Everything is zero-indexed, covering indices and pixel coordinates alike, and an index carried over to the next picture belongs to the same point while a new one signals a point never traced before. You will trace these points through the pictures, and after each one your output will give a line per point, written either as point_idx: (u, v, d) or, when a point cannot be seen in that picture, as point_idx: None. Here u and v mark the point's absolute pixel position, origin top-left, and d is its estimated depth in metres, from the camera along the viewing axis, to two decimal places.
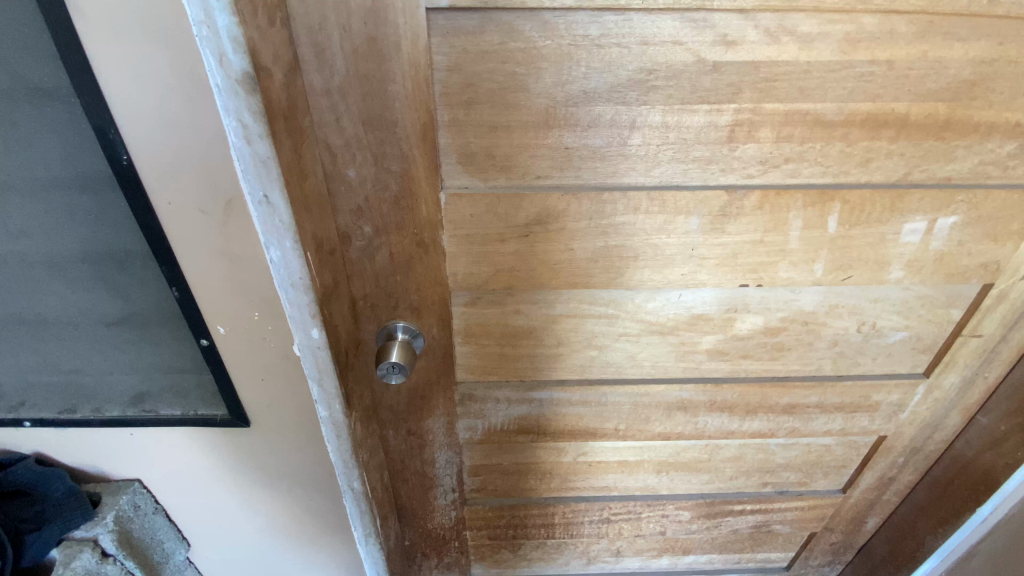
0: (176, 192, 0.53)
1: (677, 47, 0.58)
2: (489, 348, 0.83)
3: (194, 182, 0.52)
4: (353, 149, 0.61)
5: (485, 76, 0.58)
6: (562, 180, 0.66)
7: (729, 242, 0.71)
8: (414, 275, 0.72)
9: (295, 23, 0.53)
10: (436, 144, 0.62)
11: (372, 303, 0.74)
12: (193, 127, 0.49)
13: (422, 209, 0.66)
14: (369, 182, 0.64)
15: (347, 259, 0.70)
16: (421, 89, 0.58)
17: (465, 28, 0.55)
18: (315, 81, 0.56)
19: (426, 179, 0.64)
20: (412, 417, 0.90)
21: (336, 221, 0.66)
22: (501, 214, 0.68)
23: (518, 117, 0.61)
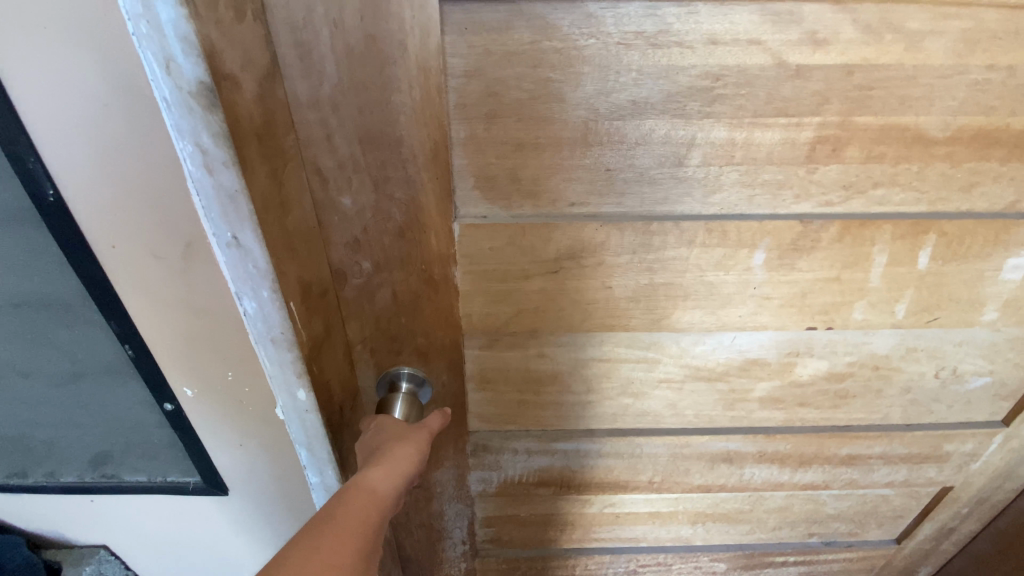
0: (123, 234, 0.42)
1: (754, 46, 0.46)
2: (507, 395, 0.71)
3: (146, 222, 0.42)
4: (348, 172, 0.50)
5: (512, 83, 0.47)
6: (600, 208, 0.55)
7: (798, 280, 0.59)
8: (422, 316, 0.61)
9: (272, 17, 0.42)
10: (450, 165, 0.50)
11: (372, 348, 0.63)
12: (144, 156, 0.40)
13: (432, 242, 0.55)
14: (368, 211, 0.52)
15: (342, 298, 0.59)
16: (432, 101, 0.46)
17: (488, 23, 0.44)
18: (301, 90, 0.45)
19: (438, 207, 0.52)
20: (419, 468, 0.79)
21: (329, 256, 0.55)
22: (526, 248, 0.56)
23: (550, 133, 0.50)
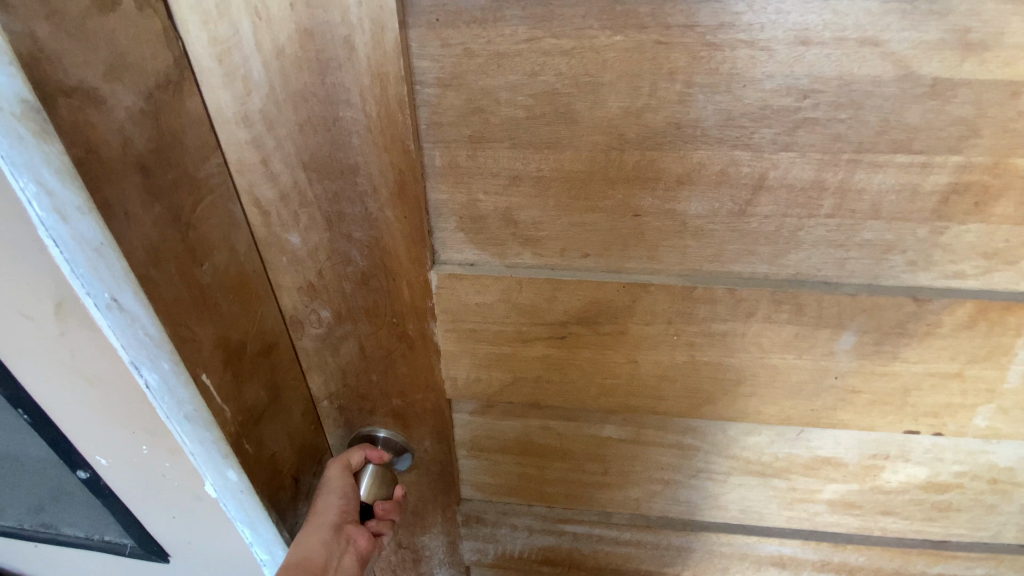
0: (12, 289, 0.38)
1: (867, 49, 0.30)
2: (506, 467, 0.59)
3: (29, 278, 0.37)
4: (293, 206, 0.39)
5: (503, 96, 0.34)
6: (625, 263, 0.41)
7: (899, 373, 0.43)
8: (397, 376, 0.49)
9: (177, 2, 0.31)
10: (422, 201, 0.38)
11: (340, 407, 0.52)
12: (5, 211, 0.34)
13: (403, 292, 0.43)
14: (321, 252, 0.41)
15: (300, 350, 0.48)
16: (391, 117, 0.34)
17: (468, 12, 0.31)
18: (223, 100, 0.34)
19: (409, 251, 0.40)
20: (403, 531, 0.68)
21: (279, 303, 0.44)
22: (524, 306, 0.43)
23: (557, 163, 0.36)
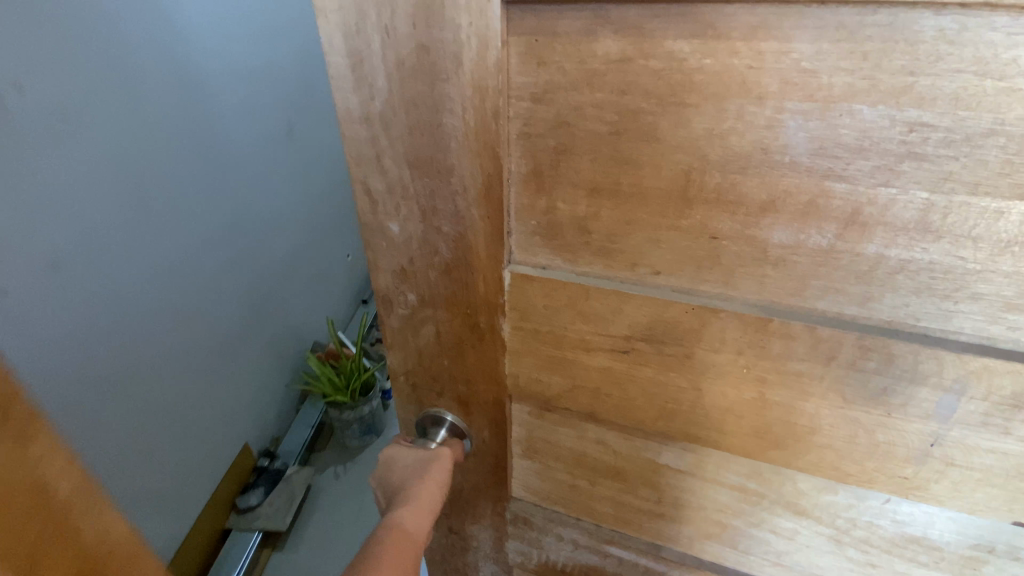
0: None
1: (989, 84, 0.28)
2: (558, 474, 0.59)
3: None
4: (396, 197, 0.44)
5: (589, 112, 0.36)
6: (697, 286, 0.40)
7: (1011, 451, 0.37)
8: (465, 364, 0.52)
9: (327, 20, 0.37)
10: (505, 204, 0.41)
11: (414, 384, 0.57)
12: None
13: (480, 286, 0.46)
14: (414, 241, 0.46)
15: (387, 326, 0.53)
16: (486, 125, 0.38)
17: (565, 34, 0.34)
18: (351, 103, 0.40)
19: (488, 248, 0.44)
20: (455, 516, 0.71)
21: (375, 281, 0.50)
22: (591, 315, 0.44)
23: (637, 179, 0.37)
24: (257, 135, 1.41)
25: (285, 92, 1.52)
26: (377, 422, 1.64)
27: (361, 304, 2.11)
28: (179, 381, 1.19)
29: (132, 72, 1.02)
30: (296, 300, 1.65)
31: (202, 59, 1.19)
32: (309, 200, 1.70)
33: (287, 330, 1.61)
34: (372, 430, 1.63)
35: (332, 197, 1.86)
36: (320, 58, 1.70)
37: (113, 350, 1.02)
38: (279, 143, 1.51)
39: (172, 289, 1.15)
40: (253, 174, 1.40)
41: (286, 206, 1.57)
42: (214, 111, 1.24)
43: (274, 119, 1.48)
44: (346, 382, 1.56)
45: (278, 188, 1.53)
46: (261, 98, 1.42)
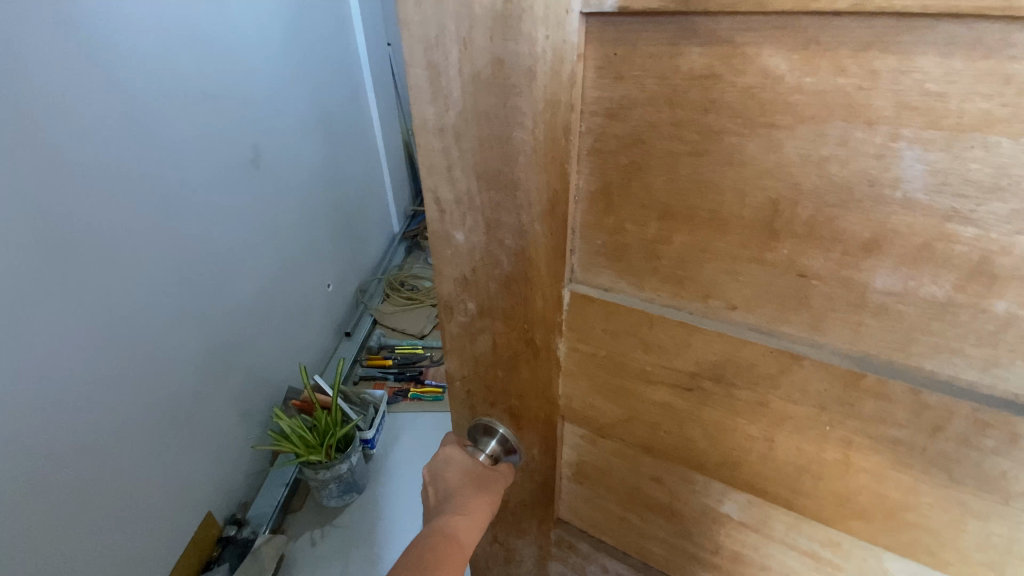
0: None
1: None
2: (607, 503, 0.57)
3: None
4: (463, 207, 0.44)
5: (666, 131, 0.33)
6: (776, 326, 0.36)
7: None
8: (519, 379, 0.51)
9: (408, 32, 0.38)
10: (570, 221, 0.40)
11: (468, 391, 0.57)
12: None
13: (538, 302, 0.45)
14: (478, 250, 0.46)
15: (447, 332, 0.54)
16: (556, 139, 0.36)
17: (647, 47, 0.32)
18: (426, 113, 0.41)
19: (550, 264, 0.42)
20: (501, 527, 0.70)
21: (438, 287, 0.51)
22: (652, 345, 0.41)
23: (714, 204, 0.34)
24: (214, 167, 1.18)
25: (257, 116, 1.33)
26: (359, 479, 1.37)
27: (343, 337, 1.85)
28: (144, 468, 1.00)
29: (48, 112, 0.81)
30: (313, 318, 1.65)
31: (137, 80, 0.96)
32: (287, 238, 1.49)
33: (263, 381, 1.39)
34: (352, 490, 1.35)
35: (324, 234, 1.70)
36: (294, 54, 1.48)
37: (63, 445, 0.84)
38: (242, 172, 1.27)
39: (113, 361, 0.92)
40: (219, 207, 1.20)
41: (267, 245, 1.39)
42: (161, 137, 1.02)
43: (240, 146, 1.26)
44: (321, 440, 1.27)
45: (242, 221, 1.28)
46: (218, 126, 1.19)
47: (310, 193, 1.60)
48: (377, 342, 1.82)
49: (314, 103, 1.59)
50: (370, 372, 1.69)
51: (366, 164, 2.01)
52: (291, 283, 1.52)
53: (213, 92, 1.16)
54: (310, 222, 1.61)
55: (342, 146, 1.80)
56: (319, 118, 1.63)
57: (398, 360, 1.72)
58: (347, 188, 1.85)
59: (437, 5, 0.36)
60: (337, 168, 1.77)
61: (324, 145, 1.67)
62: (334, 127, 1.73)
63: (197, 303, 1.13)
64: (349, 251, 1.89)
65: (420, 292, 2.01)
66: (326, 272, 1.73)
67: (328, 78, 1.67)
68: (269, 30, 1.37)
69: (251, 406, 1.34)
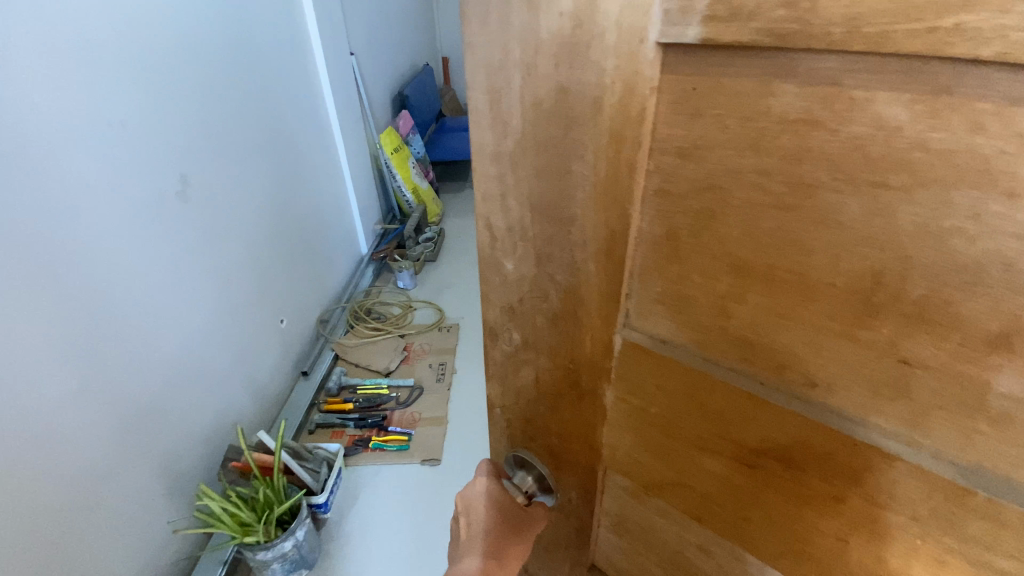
0: None
1: None
2: (646, 562, 0.52)
3: None
4: (515, 237, 0.41)
5: (748, 178, 0.29)
6: (862, 416, 0.30)
7: None
8: (560, 418, 0.48)
9: (472, 56, 0.36)
10: (628, 264, 0.36)
11: (508, 421, 0.54)
12: None
13: (586, 345, 0.41)
14: (527, 282, 0.43)
15: (489, 359, 0.52)
16: (619, 177, 0.33)
17: (732, 85, 0.27)
18: (484, 139, 0.39)
19: (601, 308, 0.39)
20: (533, 560, 0.67)
21: (485, 313, 0.49)
22: (709, 411, 0.36)
23: (801, 266, 0.29)
24: (131, 218, 1.06)
25: (184, 142, 1.20)
26: (307, 554, 1.28)
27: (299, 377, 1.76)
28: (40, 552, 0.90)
29: None
30: (266, 347, 1.59)
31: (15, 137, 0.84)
32: (226, 283, 1.37)
33: (189, 447, 1.25)
34: (300, 567, 1.27)
35: (270, 275, 1.59)
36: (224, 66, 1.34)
37: None
38: (161, 210, 1.14)
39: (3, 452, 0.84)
40: (145, 253, 1.10)
41: (200, 291, 1.26)
42: (60, 189, 0.91)
43: (161, 181, 1.14)
44: (261, 514, 1.18)
45: (171, 268, 1.17)
46: (136, 164, 1.07)
47: (249, 230, 1.47)
48: (336, 385, 1.74)
49: (258, 133, 1.49)
50: (327, 417, 1.63)
51: (322, 195, 1.91)
52: (231, 330, 1.39)
53: (126, 123, 1.04)
54: (252, 262, 1.49)
55: (293, 176, 1.70)
56: (261, 149, 1.50)
57: (359, 404, 1.67)
58: (297, 221, 1.74)
59: (503, 28, 0.34)
60: (286, 202, 1.66)
61: (268, 176, 1.55)
62: (281, 159, 1.62)
63: (103, 370, 1.00)
64: (295, 290, 1.75)
65: (384, 324, 1.99)
66: (270, 315, 1.60)
67: (262, 77, 1.51)
68: (193, 54, 1.23)
69: (170, 479, 1.19)
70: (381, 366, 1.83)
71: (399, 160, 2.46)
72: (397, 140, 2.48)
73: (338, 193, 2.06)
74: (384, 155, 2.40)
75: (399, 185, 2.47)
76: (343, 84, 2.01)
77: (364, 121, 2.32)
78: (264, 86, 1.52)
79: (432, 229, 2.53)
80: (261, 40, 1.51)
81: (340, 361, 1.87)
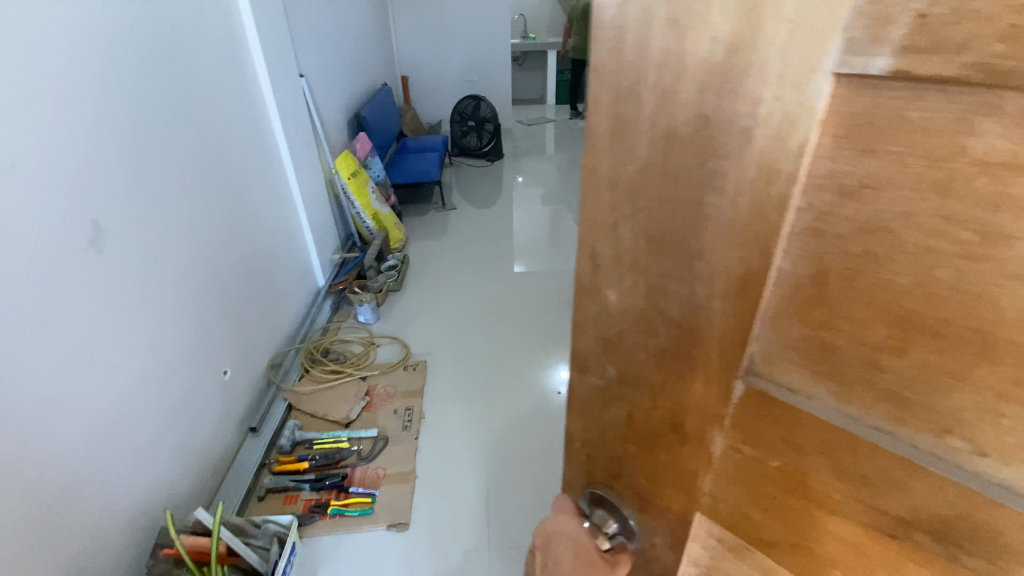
0: None
1: None
2: None
3: None
4: (624, 268, 0.39)
5: (927, 225, 0.26)
6: None
7: None
8: (652, 458, 0.45)
9: (597, 79, 0.34)
10: (762, 306, 0.33)
11: (589, 454, 0.52)
12: None
13: (696, 387, 0.39)
14: (632, 316, 0.40)
15: (576, 390, 0.49)
16: (764, 213, 0.31)
17: (918, 120, 0.25)
18: (601, 165, 0.37)
19: (720, 351, 0.36)
20: None
21: (577, 344, 0.47)
22: (845, 471, 0.33)
23: (984, 324, 0.26)
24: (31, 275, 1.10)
25: (106, 188, 1.29)
26: None
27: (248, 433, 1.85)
28: None
29: None
30: (207, 387, 1.65)
31: None
32: (136, 328, 1.37)
33: (71, 503, 1.17)
34: None
35: (201, 320, 1.63)
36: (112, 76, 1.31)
37: None
38: (78, 258, 1.21)
39: None
40: (58, 305, 1.15)
41: (92, 340, 1.23)
42: None
43: (70, 229, 1.19)
44: None
45: (80, 325, 1.20)
46: (43, 216, 1.13)
47: (171, 276, 1.50)
48: (287, 442, 1.85)
49: (194, 177, 1.62)
50: (280, 481, 1.72)
51: (265, 234, 2.04)
52: (133, 384, 1.35)
53: (26, 175, 1.09)
54: (167, 313, 1.48)
55: (230, 220, 1.80)
56: (192, 194, 1.60)
57: (315, 463, 1.78)
58: (235, 267, 1.83)
59: (641, 51, 0.31)
60: (217, 247, 1.73)
61: (205, 220, 1.67)
62: (218, 205, 1.74)
63: None
64: (227, 339, 1.77)
65: (344, 366, 2.16)
66: (189, 370, 1.58)
67: (167, 87, 1.51)
68: (137, 105, 1.39)
69: (39, 542, 1.09)
70: (339, 417, 1.97)
71: (356, 185, 2.68)
72: (354, 167, 2.68)
73: (280, 230, 2.15)
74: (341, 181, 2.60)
75: (359, 212, 2.72)
76: (289, 121, 2.18)
77: (320, 150, 2.54)
78: (204, 131, 1.67)
79: (395, 258, 2.78)
80: (209, 95, 1.70)
81: (294, 410, 2.01)
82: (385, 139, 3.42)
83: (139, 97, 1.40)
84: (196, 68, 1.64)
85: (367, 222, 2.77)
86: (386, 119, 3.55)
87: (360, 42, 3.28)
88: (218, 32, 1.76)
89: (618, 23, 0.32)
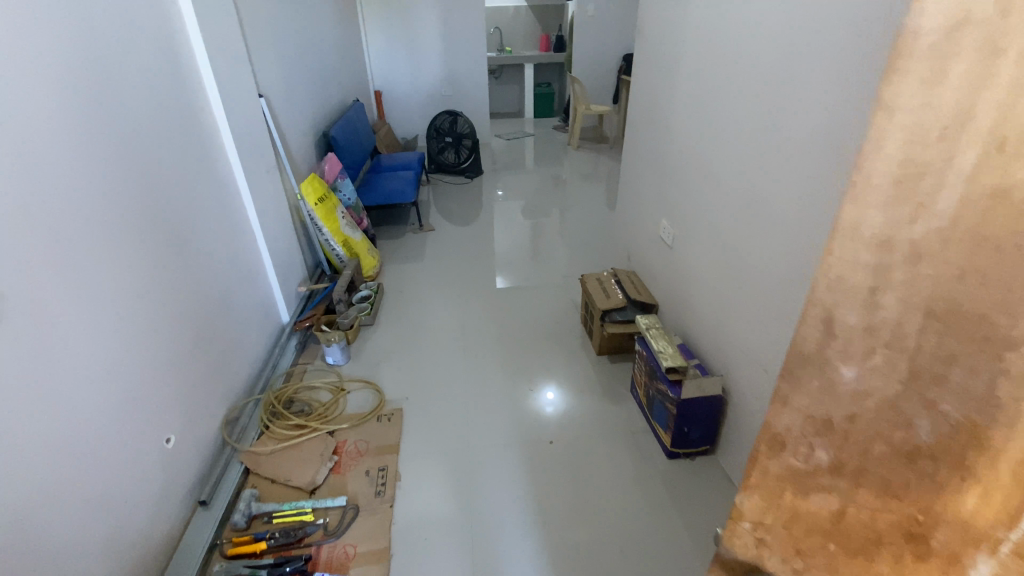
0: None
1: None
2: None
3: None
4: (877, 341, 0.39)
5: None
6: None
7: None
8: (860, 560, 0.44)
9: (884, 128, 0.34)
10: None
11: (762, 538, 0.49)
12: None
13: (967, 499, 0.38)
14: (874, 402, 0.40)
15: (766, 469, 0.47)
16: None
17: None
18: (871, 221, 0.36)
19: (1004, 466, 0.36)
20: None
21: (777, 416, 0.46)
22: None
23: None
24: None
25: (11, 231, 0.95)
26: None
27: (198, 506, 1.40)
28: None
29: None
30: (157, 472, 1.29)
31: None
32: (49, 411, 1.01)
33: None
34: None
35: (140, 384, 1.26)
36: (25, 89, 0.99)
37: None
38: None
39: None
40: None
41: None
42: None
43: None
44: None
45: None
46: None
47: (101, 333, 1.15)
48: (243, 517, 1.37)
49: (128, 202, 1.27)
50: (231, 566, 1.25)
51: (220, 268, 1.68)
52: (49, 486, 0.99)
53: None
54: (93, 383, 1.12)
55: (179, 256, 1.46)
56: (129, 227, 1.26)
57: (274, 542, 1.31)
58: (185, 313, 1.46)
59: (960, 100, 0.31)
60: (162, 291, 1.37)
61: (143, 256, 1.30)
62: (163, 236, 1.39)
63: None
64: (176, 408, 1.38)
65: (310, 419, 1.68)
66: (120, 460, 1.18)
67: (100, 100, 1.19)
68: (50, 121, 1.05)
69: None
70: (302, 482, 1.47)
71: (325, 211, 2.38)
72: (322, 190, 2.38)
73: (241, 265, 1.83)
74: (308, 207, 2.31)
75: (327, 239, 2.42)
76: (246, 139, 1.86)
77: (282, 172, 2.23)
78: (147, 154, 1.35)
79: (369, 287, 2.45)
80: (144, 100, 1.35)
81: (252, 478, 1.52)
82: (356, 157, 3.18)
83: (49, 106, 1.05)
84: (131, 70, 1.31)
85: (337, 250, 2.46)
86: (357, 136, 3.32)
87: (326, 59, 3.08)
88: (155, 29, 1.42)
89: (939, 57, 0.31)
